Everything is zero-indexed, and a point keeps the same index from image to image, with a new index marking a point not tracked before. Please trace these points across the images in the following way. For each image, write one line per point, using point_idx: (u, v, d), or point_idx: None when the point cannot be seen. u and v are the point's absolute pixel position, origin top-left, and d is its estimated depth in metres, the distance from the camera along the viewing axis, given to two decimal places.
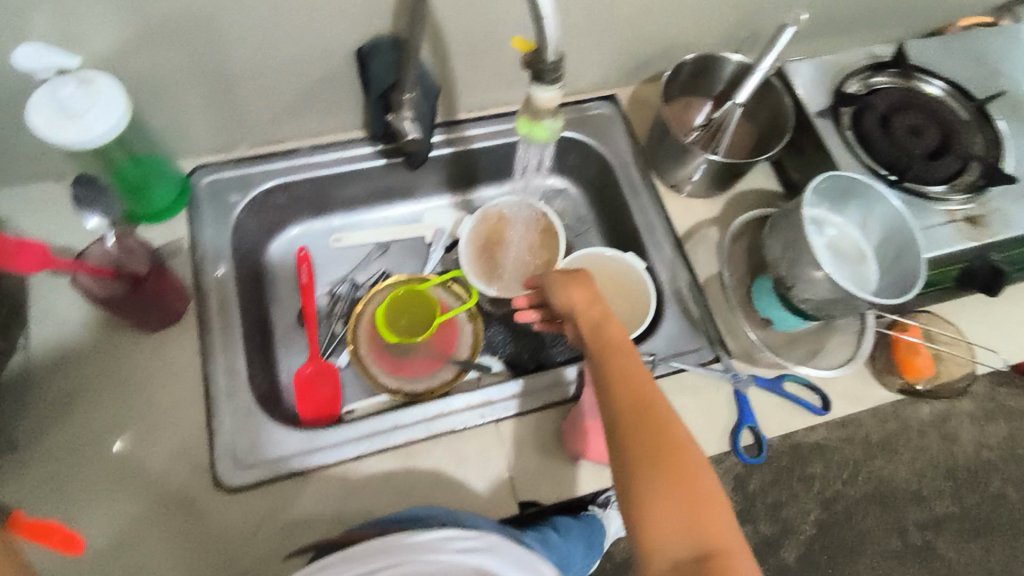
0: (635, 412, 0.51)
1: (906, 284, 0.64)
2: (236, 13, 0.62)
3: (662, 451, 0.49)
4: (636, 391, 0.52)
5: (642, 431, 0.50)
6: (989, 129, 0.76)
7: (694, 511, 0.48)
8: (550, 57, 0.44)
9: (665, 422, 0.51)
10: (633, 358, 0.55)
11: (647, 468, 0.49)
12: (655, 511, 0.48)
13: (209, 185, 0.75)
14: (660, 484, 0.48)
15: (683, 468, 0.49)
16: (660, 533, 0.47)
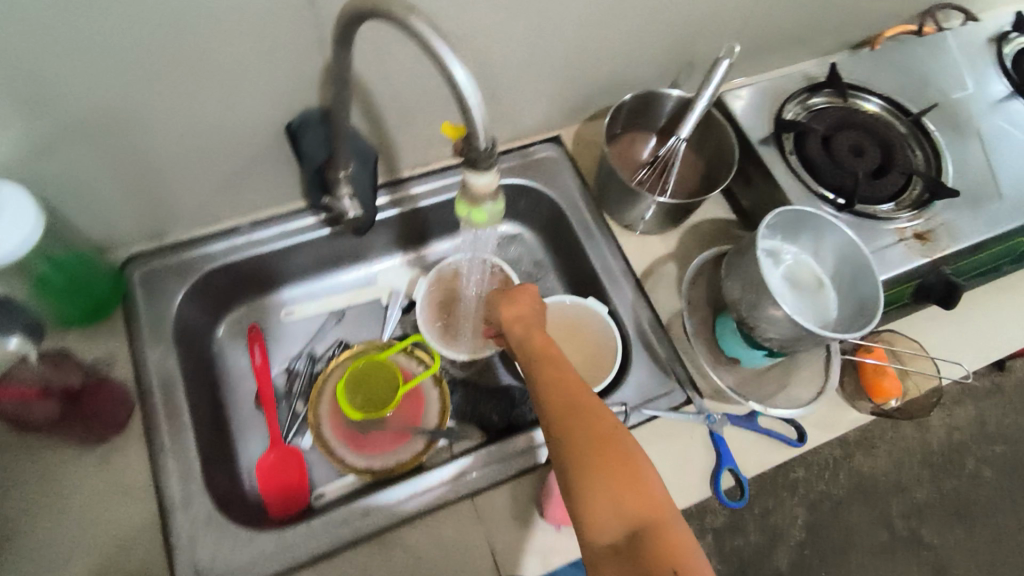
0: (563, 408, 0.50)
1: (865, 311, 0.64)
2: (152, 100, 0.59)
3: (594, 442, 0.48)
4: (564, 388, 0.52)
5: (571, 425, 0.49)
6: (926, 141, 0.78)
7: (631, 497, 0.47)
8: (482, 144, 0.42)
9: (594, 413, 0.50)
10: (561, 359, 0.54)
11: (582, 464, 0.48)
12: (591, 504, 0.47)
13: (145, 276, 0.71)
14: (594, 476, 0.47)
15: (617, 458, 0.48)
16: (598, 526, 0.47)
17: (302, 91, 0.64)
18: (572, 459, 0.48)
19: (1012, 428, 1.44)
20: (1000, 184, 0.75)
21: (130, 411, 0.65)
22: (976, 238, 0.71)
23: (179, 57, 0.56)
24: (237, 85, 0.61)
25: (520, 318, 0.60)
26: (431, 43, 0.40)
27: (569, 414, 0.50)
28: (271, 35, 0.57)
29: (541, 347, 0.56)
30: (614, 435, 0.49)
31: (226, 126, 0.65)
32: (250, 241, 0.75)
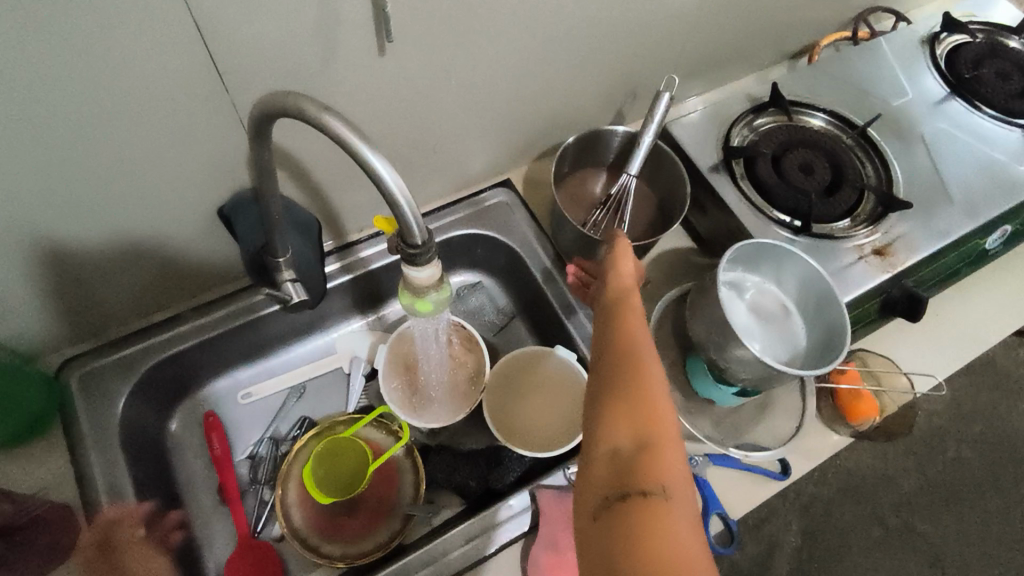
0: (614, 341, 0.47)
1: (834, 338, 0.63)
2: (66, 201, 0.54)
3: (631, 369, 0.44)
4: (626, 325, 0.48)
5: (617, 352, 0.46)
6: (875, 153, 0.77)
7: (648, 423, 0.41)
8: (416, 240, 0.39)
9: (644, 350, 0.46)
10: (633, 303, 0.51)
11: (611, 381, 0.44)
12: (604, 417, 0.43)
13: (81, 381, 0.66)
14: (615, 401, 0.43)
15: (647, 384, 0.43)
16: (607, 433, 0.42)
17: (228, 172, 0.61)
18: (603, 381, 0.45)
19: (987, 406, 1.46)
20: (950, 189, 0.75)
21: (77, 534, 0.60)
22: (932, 248, 0.70)
23: (88, 154, 0.52)
24: (157, 173, 0.57)
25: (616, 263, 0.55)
26: (347, 140, 0.37)
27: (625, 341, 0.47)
28: (186, 120, 0.54)
29: (618, 286, 0.53)
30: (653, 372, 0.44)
31: (151, 216, 0.61)
32: (195, 327, 0.70)
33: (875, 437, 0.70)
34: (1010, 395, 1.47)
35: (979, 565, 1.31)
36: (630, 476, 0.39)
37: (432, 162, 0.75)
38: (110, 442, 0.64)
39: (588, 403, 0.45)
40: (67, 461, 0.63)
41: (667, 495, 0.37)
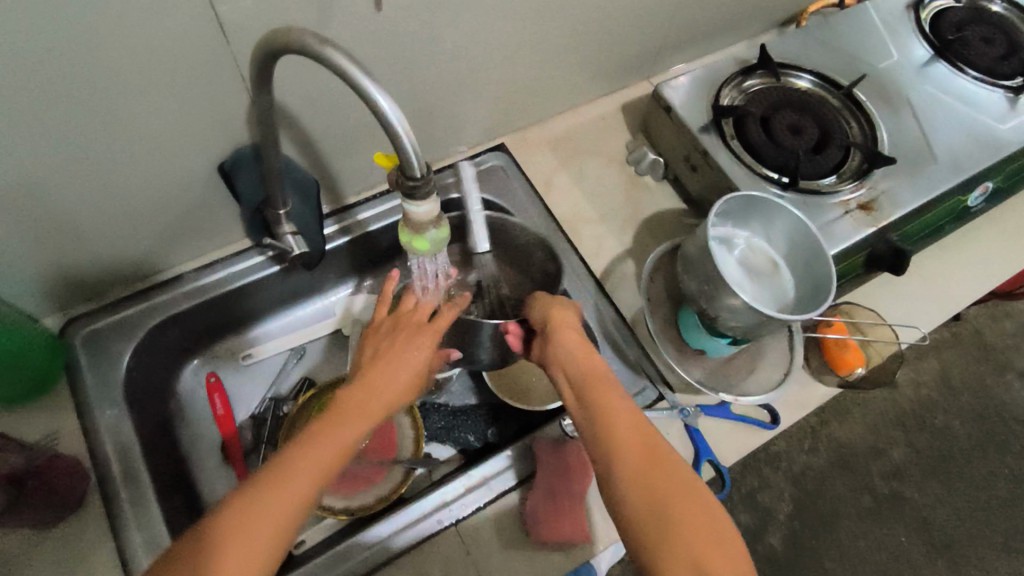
0: (630, 449, 0.47)
1: (820, 288, 0.65)
2: (70, 159, 0.55)
3: (675, 490, 0.45)
4: (630, 426, 0.49)
5: (643, 470, 0.46)
6: (861, 113, 0.79)
7: (723, 565, 0.42)
8: (416, 172, 0.41)
9: (669, 457, 0.47)
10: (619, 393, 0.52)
11: (657, 506, 0.44)
12: (672, 560, 0.42)
13: (87, 340, 0.67)
14: (679, 533, 0.43)
15: (699, 509, 0.44)
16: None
17: (227, 132, 0.62)
18: (649, 509, 0.44)
19: (975, 376, 1.48)
20: (935, 148, 0.76)
21: (88, 488, 0.61)
22: (916, 203, 0.72)
23: (91, 111, 0.53)
24: (158, 131, 0.58)
25: (575, 337, 0.58)
26: (350, 75, 0.39)
27: (648, 460, 0.47)
28: (186, 78, 0.55)
29: (591, 375, 0.54)
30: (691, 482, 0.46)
31: (153, 176, 0.62)
32: (196, 288, 0.72)
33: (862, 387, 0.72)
34: (997, 365, 1.49)
35: (967, 532, 1.34)
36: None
37: (427, 127, 0.76)
38: (117, 399, 0.65)
39: (632, 534, 0.44)
40: (74, 417, 0.65)
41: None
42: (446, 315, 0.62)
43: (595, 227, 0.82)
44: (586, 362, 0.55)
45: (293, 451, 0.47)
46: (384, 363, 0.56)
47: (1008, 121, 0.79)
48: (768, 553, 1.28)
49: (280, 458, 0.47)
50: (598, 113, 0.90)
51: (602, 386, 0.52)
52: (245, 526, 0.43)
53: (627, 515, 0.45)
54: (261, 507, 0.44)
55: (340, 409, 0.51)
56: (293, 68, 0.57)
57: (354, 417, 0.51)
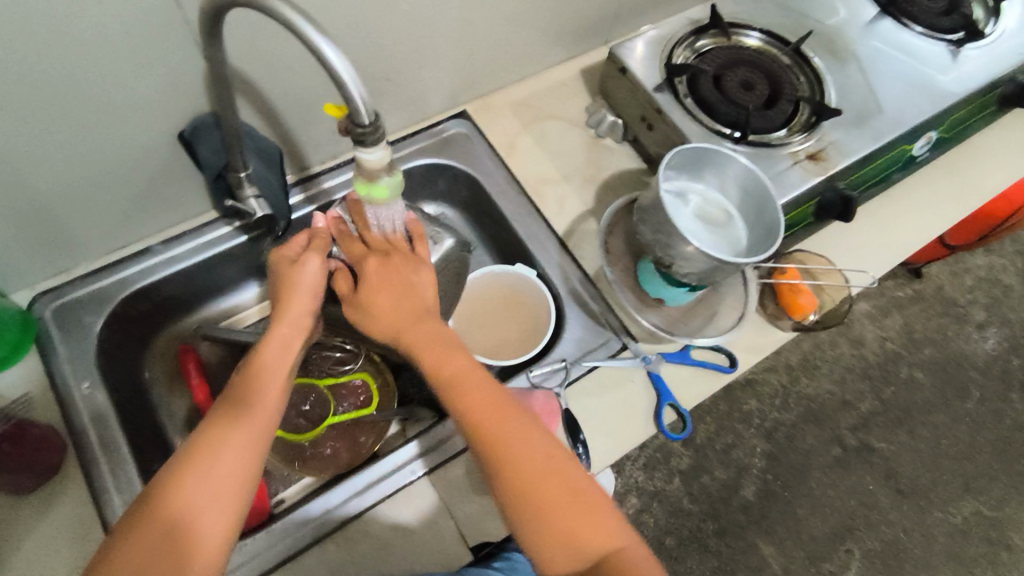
0: (488, 444, 0.52)
1: (770, 235, 0.68)
2: (30, 131, 0.56)
3: (541, 467, 0.51)
4: (490, 413, 0.53)
5: (501, 459, 0.51)
6: (808, 67, 0.82)
7: (585, 533, 0.50)
8: (365, 120, 0.42)
9: (527, 438, 0.53)
10: (469, 374, 0.56)
11: (526, 492, 0.50)
12: (544, 542, 0.49)
13: (58, 314, 0.68)
14: (540, 513, 0.50)
15: (563, 485, 0.51)
16: (559, 560, 0.49)
17: (187, 100, 0.62)
18: (523, 497, 0.50)
19: (936, 329, 1.53)
20: (879, 100, 0.78)
21: (65, 453, 0.62)
22: (863, 151, 0.74)
23: (49, 80, 0.53)
24: (118, 101, 0.58)
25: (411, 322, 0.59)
26: (298, 28, 0.40)
27: (506, 448, 0.52)
28: (142, 46, 0.55)
29: (454, 369, 0.56)
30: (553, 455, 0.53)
31: (115, 146, 0.62)
32: (164, 260, 0.73)
33: (818, 331, 0.75)
34: (957, 318, 1.55)
35: (930, 476, 1.40)
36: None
37: (389, 94, 0.78)
38: (91, 371, 0.66)
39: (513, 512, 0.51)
40: (48, 389, 0.66)
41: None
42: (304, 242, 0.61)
43: (558, 188, 0.84)
44: (425, 344, 0.58)
45: (229, 419, 0.51)
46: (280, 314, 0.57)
47: (950, 73, 0.81)
48: (743, 506, 1.32)
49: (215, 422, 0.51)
50: (558, 78, 0.92)
51: (456, 381, 0.55)
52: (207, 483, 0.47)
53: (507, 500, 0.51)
54: (218, 465, 0.48)
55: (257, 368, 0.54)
56: (248, 34, 0.58)
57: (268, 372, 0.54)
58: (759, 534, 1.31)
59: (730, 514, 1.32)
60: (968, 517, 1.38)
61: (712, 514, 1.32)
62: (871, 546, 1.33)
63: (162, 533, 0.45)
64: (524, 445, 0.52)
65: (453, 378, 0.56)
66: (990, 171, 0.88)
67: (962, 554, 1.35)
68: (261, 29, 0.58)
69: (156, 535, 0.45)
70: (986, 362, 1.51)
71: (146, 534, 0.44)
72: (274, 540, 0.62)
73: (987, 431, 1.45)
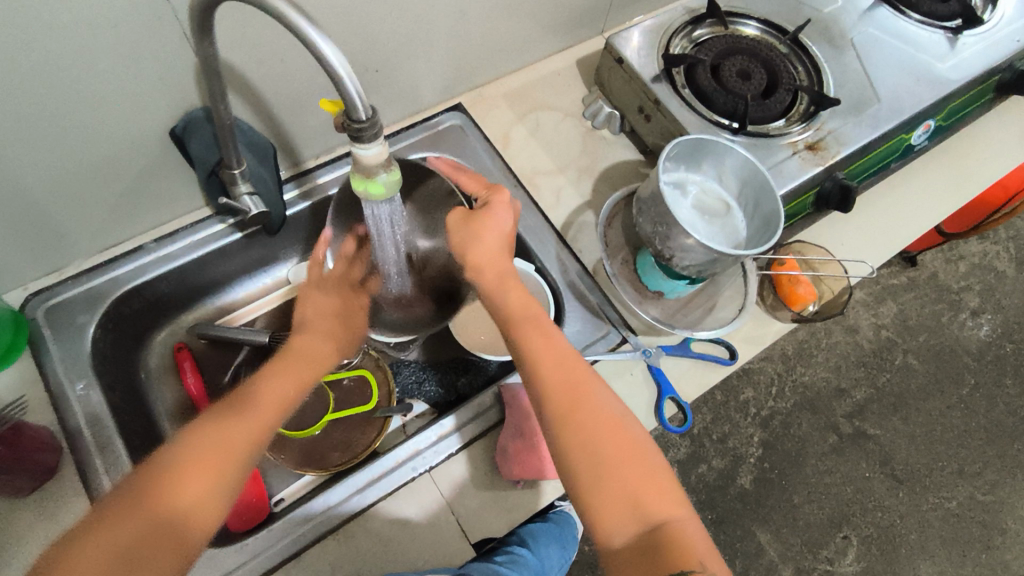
0: (557, 394, 0.52)
1: (770, 226, 0.67)
2: (17, 130, 0.55)
3: (605, 423, 0.51)
4: (555, 369, 0.54)
5: (565, 415, 0.51)
6: (806, 57, 0.81)
7: (648, 493, 0.49)
8: (362, 115, 0.42)
9: (594, 399, 0.52)
10: (550, 338, 0.56)
11: (589, 447, 0.50)
12: (604, 497, 0.49)
13: (50, 314, 0.67)
14: (603, 467, 0.50)
15: (625, 443, 0.51)
16: (616, 518, 0.48)
17: (178, 95, 0.61)
18: (582, 451, 0.50)
19: (930, 316, 1.54)
20: (876, 88, 0.78)
21: (61, 455, 0.62)
22: (861, 140, 0.74)
23: (36, 77, 0.52)
24: (107, 97, 0.57)
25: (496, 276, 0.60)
26: (291, 21, 0.39)
27: (575, 402, 0.52)
28: (129, 39, 0.54)
29: (521, 319, 0.57)
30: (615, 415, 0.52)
31: (105, 143, 0.61)
32: (156, 258, 0.71)
33: (819, 321, 0.76)
34: (951, 305, 1.55)
35: (926, 462, 1.41)
36: (669, 559, 0.46)
37: (382, 86, 0.77)
38: (85, 371, 0.65)
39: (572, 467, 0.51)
40: (42, 391, 0.65)
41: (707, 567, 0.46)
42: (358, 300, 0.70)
43: (554, 180, 0.83)
44: (512, 303, 0.58)
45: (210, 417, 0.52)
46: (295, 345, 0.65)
47: (947, 61, 0.81)
48: (739, 494, 1.33)
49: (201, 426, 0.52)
50: (553, 68, 0.91)
51: (525, 338, 0.56)
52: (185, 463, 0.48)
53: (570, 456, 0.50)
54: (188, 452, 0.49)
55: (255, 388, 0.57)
56: (238, 25, 0.57)
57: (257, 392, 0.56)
58: (755, 522, 1.32)
59: (727, 502, 1.33)
60: (962, 501, 1.40)
61: (709, 502, 1.33)
62: (867, 532, 1.34)
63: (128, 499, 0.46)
64: (590, 399, 0.52)
65: (524, 326, 0.57)
66: (987, 159, 0.88)
67: (957, 539, 1.37)
68: (251, 22, 0.57)
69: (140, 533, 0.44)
70: (980, 348, 1.52)
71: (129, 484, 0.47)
72: (275, 539, 0.61)
73: (980, 417, 1.46)
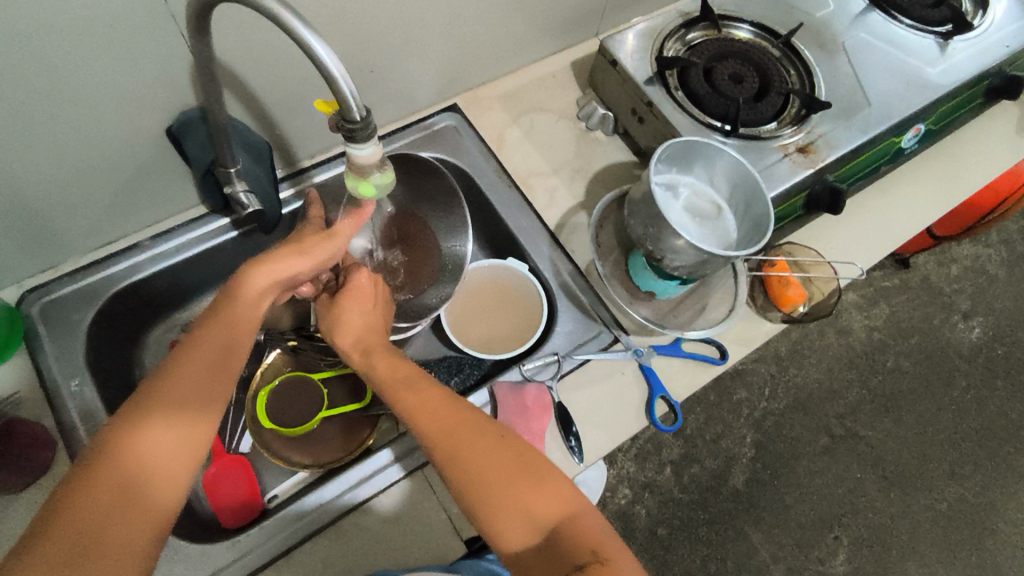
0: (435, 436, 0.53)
1: (760, 228, 0.68)
2: (13, 127, 0.55)
3: (490, 450, 0.52)
4: (433, 414, 0.54)
5: (445, 451, 0.52)
6: (797, 61, 0.82)
7: (540, 503, 0.50)
8: (356, 116, 0.42)
9: (470, 421, 0.54)
10: (402, 364, 0.59)
11: (488, 483, 0.50)
12: (497, 514, 0.50)
13: (45, 311, 0.67)
14: (494, 483, 0.50)
15: (514, 457, 0.52)
16: (512, 531, 0.50)
17: (173, 94, 0.61)
18: (471, 465, 0.51)
19: (922, 318, 1.55)
20: (867, 91, 0.79)
21: (55, 451, 0.62)
22: (852, 143, 0.75)
23: (33, 76, 0.52)
24: (102, 97, 0.58)
25: (359, 347, 0.61)
26: (286, 22, 0.40)
27: (451, 438, 0.52)
28: (126, 40, 0.54)
29: (391, 371, 0.58)
30: (504, 434, 0.53)
31: (101, 142, 0.62)
32: (152, 257, 0.72)
33: (808, 322, 0.77)
34: (943, 308, 1.57)
35: (916, 463, 1.42)
36: (568, 556, 0.48)
37: (377, 87, 0.77)
38: (79, 368, 0.66)
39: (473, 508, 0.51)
40: (37, 388, 0.65)
41: (601, 555, 0.48)
42: (332, 250, 0.59)
43: (548, 180, 0.84)
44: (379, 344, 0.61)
45: (157, 415, 0.46)
46: (240, 289, 0.53)
47: (936, 66, 0.82)
48: (732, 494, 1.34)
49: (157, 419, 0.46)
50: (548, 70, 0.91)
51: (406, 387, 0.56)
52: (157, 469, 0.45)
53: (471, 507, 0.51)
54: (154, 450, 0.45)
55: (196, 356, 0.50)
56: (232, 25, 0.57)
57: (216, 366, 0.50)
58: (748, 522, 1.32)
59: (720, 503, 1.33)
60: (953, 502, 1.41)
61: (702, 502, 1.33)
62: (857, 532, 1.35)
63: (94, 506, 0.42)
64: (473, 427, 0.53)
65: (389, 382, 0.57)
66: (975, 163, 0.89)
67: (947, 540, 1.38)
68: (247, 23, 0.57)
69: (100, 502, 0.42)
70: (971, 351, 1.53)
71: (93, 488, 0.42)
72: (267, 536, 0.62)
73: (971, 419, 1.47)
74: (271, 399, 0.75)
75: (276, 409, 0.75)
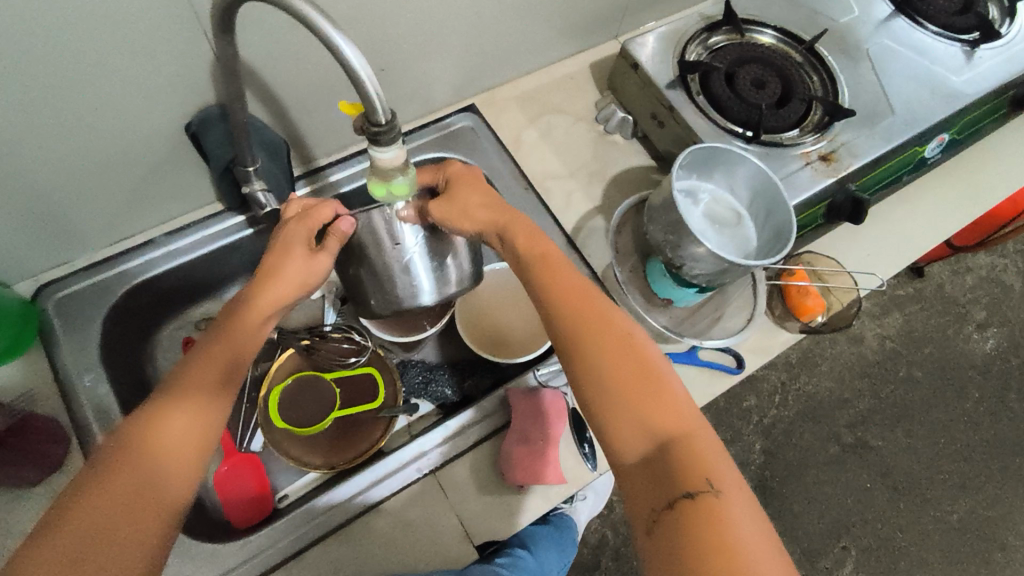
0: (576, 333, 0.51)
1: (781, 238, 0.67)
2: (32, 121, 0.55)
3: (625, 360, 0.49)
4: (571, 300, 0.53)
5: (579, 335, 0.51)
6: (821, 67, 0.81)
7: (650, 409, 0.46)
8: (381, 119, 0.42)
9: (602, 314, 0.52)
10: (558, 264, 0.57)
11: (607, 373, 0.48)
12: (615, 408, 0.47)
13: (60, 306, 0.67)
14: (610, 376, 0.48)
15: (637, 365, 0.49)
16: (629, 432, 0.46)
17: (192, 90, 0.61)
18: (599, 355, 0.49)
19: (936, 328, 1.54)
20: (891, 100, 0.78)
21: (68, 446, 0.62)
22: (876, 152, 0.74)
23: (53, 71, 0.52)
24: (123, 92, 0.57)
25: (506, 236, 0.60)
26: (312, 21, 0.39)
27: (585, 332, 0.51)
28: (147, 35, 0.54)
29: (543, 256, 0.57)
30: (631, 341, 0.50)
31: (119, 137, 0.61)
32: (165, 254, 0.71)
33: (826, 332, 0.76)
34: (957, 318, 1.55)
35: (926, 474, 1.41)
36: (678, 480, 0.42)
37: (395, 86, 0.76)
38: (93, 362, 0.65)
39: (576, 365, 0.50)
40: (51, 382, 0.65)
41: (716, 487, 0.42)
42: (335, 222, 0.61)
43: (565, 183, 0.84)
44: (507, 224, 0.61)
45: (173, 407, 0.46)
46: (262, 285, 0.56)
47: (962, 74, 0.80)
48: None
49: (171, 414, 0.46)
50: (566, 71, 0.91)
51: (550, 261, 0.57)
52: (170, 466, 0.44)
53: (581, 381, 0.49)
54: (174, 440, 0.45)
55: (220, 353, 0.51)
56: (254, 23, 0.56)
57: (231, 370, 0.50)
58: None
59: None
60: (963, 515, 1.39)
61: None
62: (866, 543, 1.34)
63: (106, 507, 0.40)
64: (595, 326, 0.51)
65: (541, 262, 0.56)
66: (999, 174, 0.88)
67: (956, 552, 1.37)
68: (269, 21, 0.57)
69: (123, 482, 0.42)
70: (984, 363, 1.51)
71: (120, 478, 0.42)
72: (277, 537, 0.61)
73: (984, 431, 1.46)
74: (286, 398, 0.74)
75: (288, 407, 0.74)
